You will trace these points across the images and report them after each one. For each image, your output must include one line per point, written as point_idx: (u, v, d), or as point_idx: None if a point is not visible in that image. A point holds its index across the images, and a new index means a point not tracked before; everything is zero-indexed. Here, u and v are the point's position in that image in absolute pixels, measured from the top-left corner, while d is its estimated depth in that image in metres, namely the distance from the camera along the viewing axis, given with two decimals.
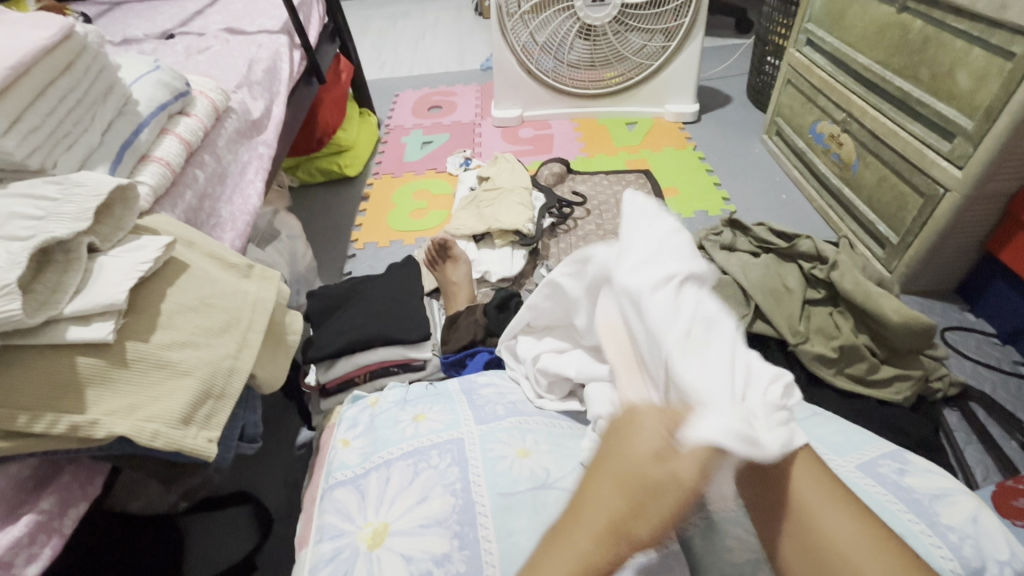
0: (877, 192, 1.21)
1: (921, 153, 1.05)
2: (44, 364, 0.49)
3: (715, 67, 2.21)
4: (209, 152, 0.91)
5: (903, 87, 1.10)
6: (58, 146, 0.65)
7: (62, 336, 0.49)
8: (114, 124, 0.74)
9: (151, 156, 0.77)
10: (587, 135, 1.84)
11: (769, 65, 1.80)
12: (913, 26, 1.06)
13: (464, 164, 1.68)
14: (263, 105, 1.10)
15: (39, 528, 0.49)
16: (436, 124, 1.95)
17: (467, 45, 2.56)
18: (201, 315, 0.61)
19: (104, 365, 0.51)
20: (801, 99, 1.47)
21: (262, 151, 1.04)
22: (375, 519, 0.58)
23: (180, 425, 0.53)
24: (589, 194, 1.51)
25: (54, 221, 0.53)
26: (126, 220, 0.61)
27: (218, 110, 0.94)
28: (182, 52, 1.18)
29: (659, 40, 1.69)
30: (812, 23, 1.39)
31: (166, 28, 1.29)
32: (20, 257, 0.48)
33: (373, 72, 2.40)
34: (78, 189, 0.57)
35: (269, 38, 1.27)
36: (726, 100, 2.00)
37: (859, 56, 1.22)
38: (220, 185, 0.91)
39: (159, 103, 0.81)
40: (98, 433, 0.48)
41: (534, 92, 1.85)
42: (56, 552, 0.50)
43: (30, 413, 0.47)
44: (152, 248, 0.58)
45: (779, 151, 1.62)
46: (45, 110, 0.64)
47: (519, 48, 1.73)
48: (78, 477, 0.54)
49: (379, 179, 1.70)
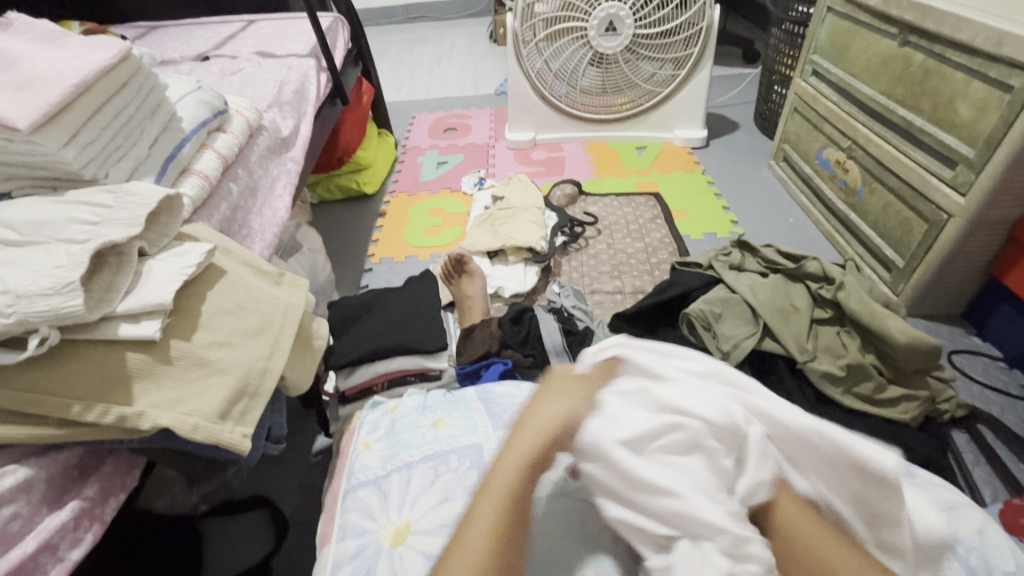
0: (882, 218, 1.24)
1: (925, 180, 1.09)
2: (95, 356, 0.52)
3: (723, 94, 2.28)
4: (243, 166, 0.96)
5: (905, 117, 1.14)
6: (109, 159, 0.70)
7: (115, 332, 0.53)
8: (159, 139, 0.79)
9: (191, 169, 0.82)
10: (597, 158, 1.89)
11: (776, 94, 1.86)
12: (915, 59, 1.11)
13: (478, 184, 1.73)
14: (292, 124, 1.16)
15: (83, 514, 0.52)
16: (451, 145, 2.01)
17: (483, 70, 2.65)
18: (237, 317, 0.64)
19: (150, 361, 0.55)
20: (807, 127, 1.52)
21: (290, 167, 1.09)
22: (398, 517, 0.60)
23: (218, 420, 0.55)
24: (600, 215, 1.55)
25: (109, 226, 0.58)
26: (171, 227, 0.65)
27: (252, 127, 1.00)
28: (217, 73, 1.25)
29: (669, 69, 1.76)
30: (818, 54, 1.44)
31: (201, 51, 1.37)
32: (81, 257, 0.52)
33: (391, 94, 2.49)
34: (130, 197, 0.62)
35: (298, 60, 1.34)
36: (733, 126, 2.06)
37: (863, 87, 1.26)
38: (251, 198, 0.96)
39: (201, 120, 0.87)
40: (144, 424, 0.51)
41: (548, 116, 1.91)
42: (97, 537, 0.52)
43: (83, 403, 0.50)
44: (194, 254, 0.62)
45: (786, 177, 1.66)
46: (101, 125, 0.69)
47: (534, 74, 1.80)
48: (118, 468, 0.57)
49: (395, 197, 1.75)
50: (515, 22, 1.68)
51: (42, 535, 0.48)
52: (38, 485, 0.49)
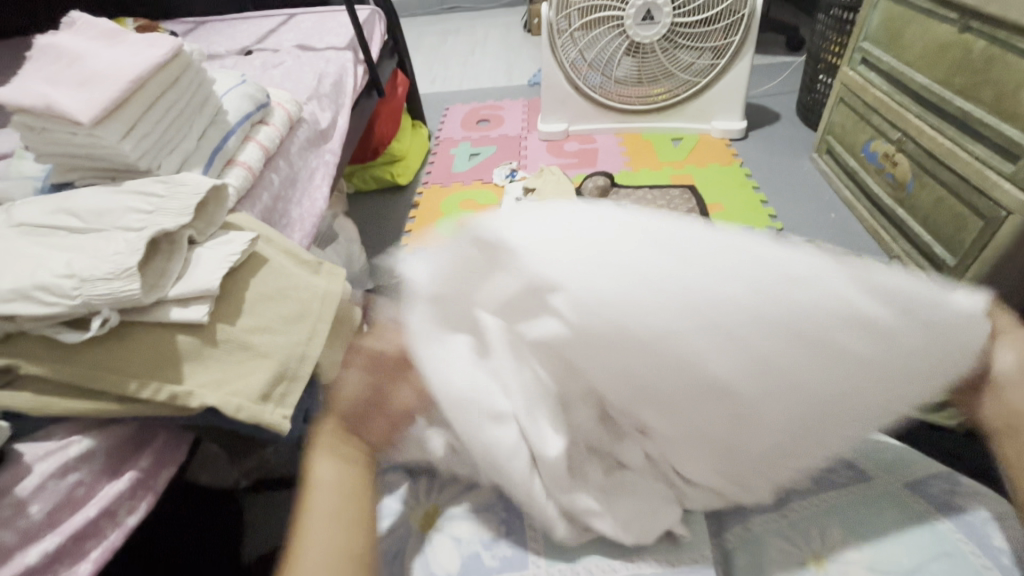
0: (933, 214, 1.18)
1: (982, 174, 1.03)
2: (150, 337, 0.56)
3: (764, 84, 2.20)
4: (284, 158, 0.99)
5: (963, 107, 1.08)
6: (162, 150, 0.74)
7: (168, 316, 0.56)
8: (207, 131, 0.83)
9: (236, 160, 0.85)
10: (631, 150, 1.86)
11: (821, 83, 1.78)
12: (976, 45, 1.05)
13: (510, 175, 1.73)
14: (330, 116, 1.19)
15: (138, 484, 0.55)
16: (483, 137, 2.02)
17: (517, 61, 2.64)
18: (278, 304, 0.67)
19: (198, 344, 0.58)
20: (853, 117, 1.45)
21: (328, 159, 1.12)
22: (426, 501, 0.58)
23: (259, 401, 0.58)
24: (632, 208, 1.53)
25: (163, 215, 0.61)
26: (218, 216, 0.68)
27: (292, 119, 1.03)
28: (259, 67, 1.29)
29: (708, 58, 1.71)
30: (868, 41, 1.38)
31: (245, 45, 1.42)
32: (138, 244, 0.55)
33: (425, 86, 2.51)
34: (181, 188, 0.66)
35: (336, 54, 1.36)
36: (775, 117, 1.98)
37: (917, 75, 1.20)
38: (290, 188, 0.99)
39: (245, 113, 0.90)
40: (192, 403, 0.55)
41: (582, 107, 1.89)
42: (151, 506, 0.56)
43: (139, 381, 0.54)
44: (239, 242, 0.65)
45: (828, 170, 1.60)
46: (155, 118, 0.73)
47: (568, 65, 1.78)
48: (169, 442, 0.59)
49: (428, 188, 1.77)
50: (550, 13, 1.66)
51: (100, 503, 0.51)
52: (98, 457, 0.53)
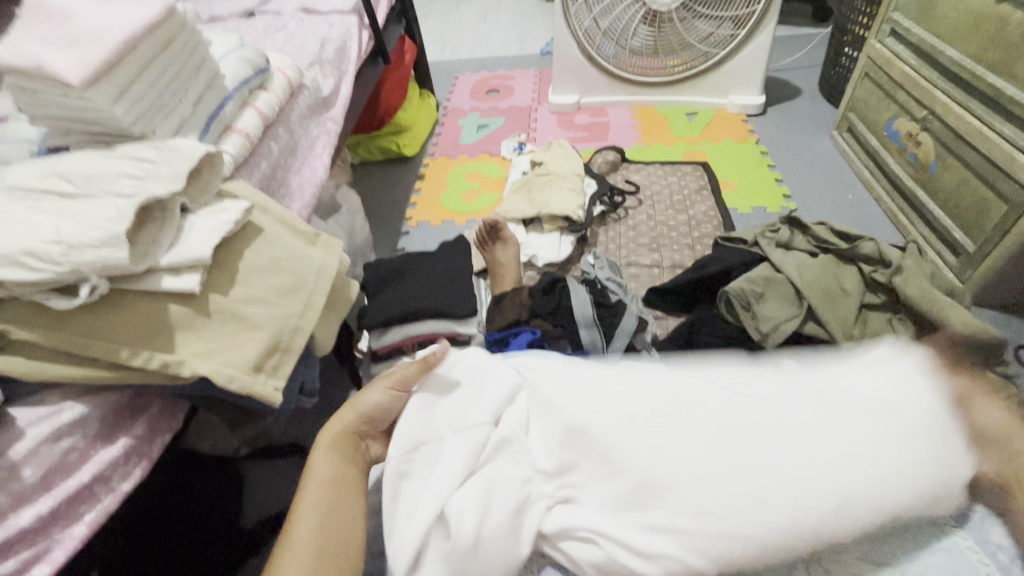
0: (955, 197, 1.13)
1: (1010, 156, 0.98)
2: (140, 305, 0.55)
3: (786, 57, 2.11)
4: (283, 126, 0.97)
5: (995, 85, 1.02)
6: (157, 115, 0.73)
7: (159, 284, 0.56)
8: (203, 97, 0.81)
9: (233, 127, 0.84)
10: (643, 124, 1.80)
11: (846, 57, 1.70)
12: (1013, 18, 0.98)
13: (518, 148, 1.69)
14: (332, 83, 1.16)
15: (133, 450, 0.56)
16: (492, 108, 1.97)
17: (530, 29, 2.55)
18: (273, 275, 0.66)
19: (191, 314, 0.57)
20: (878, 94, 1.39)
21: (330, 127, 1.10)
22: None
23: (252, 372, 0.58)
24: (642, 184, 1.49)
25: (154, 181, 0.60)
26: (212, 184, 0.67)
27: (293, 86, 1.00)
28: (261, 30, 1.26)
29: (728, 28, 1.64)
30: (898, 12, 1.30)
31: (248, 7, 1.37)
32: (127, 211, 0.54)
33: (435, 53, 2.44)
34: (174, 154, 0.64)
35: (340, 17, 1.32)
36: (795, 92, 1.91)
37: (948, 50, 1.14)
38: (290, 157, 0.97)
39: (242, 78, 0.88)
40: (184, 371, 0.55)
41: (594, 79, 1.83)
42: (145, 472, 0.57)
43: (130, 348, 0.53)
44: (233, 211, 0.64)
45: (848, 148, 1.54)
46: (148, 82, 0.71)
47: (581, 33, 1.71)
48: (163, 411, 0.60)
49: (434, 160, 1.74)
50: None
51: (96, 467, 0.52)
52: (92, 422, 0.53)
